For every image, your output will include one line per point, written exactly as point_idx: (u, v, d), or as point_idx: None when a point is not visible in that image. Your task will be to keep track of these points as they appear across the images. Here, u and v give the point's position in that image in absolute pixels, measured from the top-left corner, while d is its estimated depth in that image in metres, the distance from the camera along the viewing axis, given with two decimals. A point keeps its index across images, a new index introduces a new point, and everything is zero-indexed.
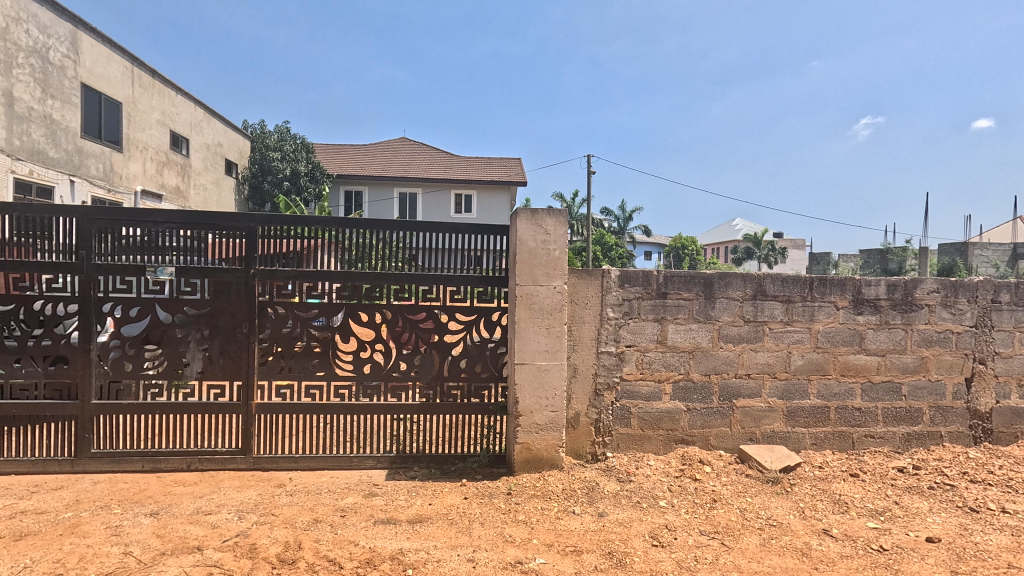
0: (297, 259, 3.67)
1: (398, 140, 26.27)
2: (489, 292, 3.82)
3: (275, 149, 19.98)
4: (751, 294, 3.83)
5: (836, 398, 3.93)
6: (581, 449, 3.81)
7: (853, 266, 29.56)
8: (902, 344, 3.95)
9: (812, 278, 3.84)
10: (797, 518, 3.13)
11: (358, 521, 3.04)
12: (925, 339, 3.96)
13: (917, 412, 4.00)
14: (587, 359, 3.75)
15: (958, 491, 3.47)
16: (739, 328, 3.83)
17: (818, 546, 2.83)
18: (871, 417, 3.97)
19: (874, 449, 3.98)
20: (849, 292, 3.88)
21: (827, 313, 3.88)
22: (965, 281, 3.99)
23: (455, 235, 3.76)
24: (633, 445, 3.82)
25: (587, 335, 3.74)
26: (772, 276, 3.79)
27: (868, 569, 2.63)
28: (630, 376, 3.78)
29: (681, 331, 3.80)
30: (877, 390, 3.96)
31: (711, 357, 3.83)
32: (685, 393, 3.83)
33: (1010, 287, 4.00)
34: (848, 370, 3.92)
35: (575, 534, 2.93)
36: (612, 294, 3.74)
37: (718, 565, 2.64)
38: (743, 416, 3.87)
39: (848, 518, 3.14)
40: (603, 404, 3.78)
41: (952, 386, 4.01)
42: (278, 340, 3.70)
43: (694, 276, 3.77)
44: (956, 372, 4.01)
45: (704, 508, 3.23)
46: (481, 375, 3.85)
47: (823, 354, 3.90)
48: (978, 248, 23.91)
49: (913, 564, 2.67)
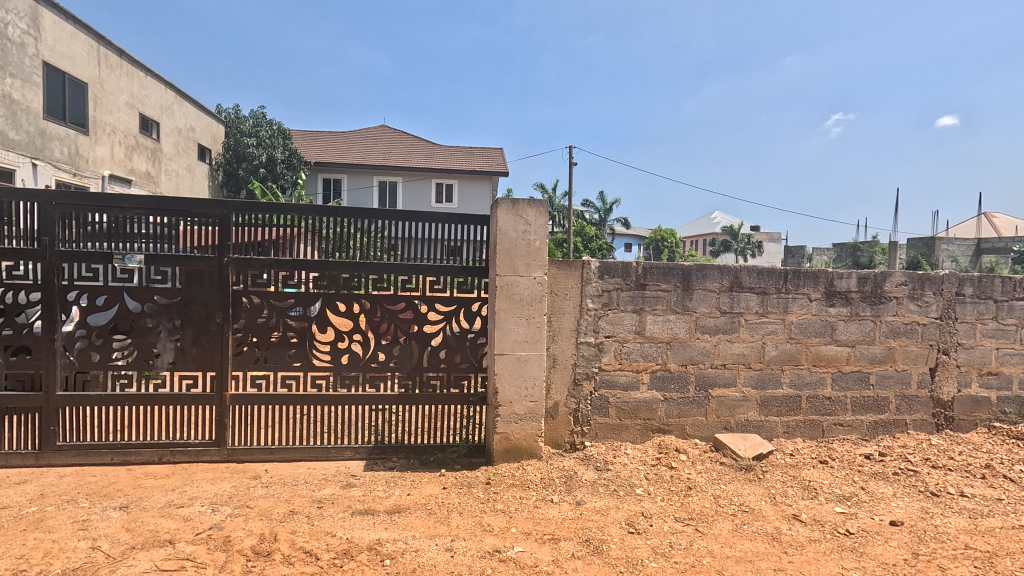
0: (273, 248, 3.60)
1: (378, 128, 25.91)
2: (469, 283, 3.80)
3: (250, 135, 19.54)
4: (728, 286, 3.89)
5: (807, 387, 4.04)
6: (560, 439, 3.83)
7: (826, 259, 30.26)
8: (871, 336, 4.07)
9: (786, 270, 3.92)
10: (768, 504, 3.21)
11: (335, 512, 3.02)
12: (892, 331, 4.09)
13: (884, 401, 4.14)
14: (567, 350, 3.77)
15: (921, 476, 3.60)
16: (716, 319, 3.89)
17: (788, 531, 2.91)
18: (840, 406, 4.08)
19: (843, 437, 4.10)
20: (822, 284, 3.98)
21: (801, 305, 3.98)
22: (932, 274, 4.12)
23: (435, 225, 3.73)
24: (611, 435, 3.87)
25: (567, 325, 3.76)
26: (747, 268, 3.87)
27: (834, 552, 2.72)
28: (609, 366, 3.82)
29: (660, 322, 3.84)
30: (846, 379, 4.08)
31: (688, 348, 3.88)
32: (663, 382, 3.88)
33: (973, 280, 4.15)
34: (819, 360, 4.03)
35: (553, 522, 2.96)
36: (591, 285, 3.76)
37: (693, 551, 2.70)
38: (718, 405, 3.95)
39: (817, 503, 3.24)
40: (582, 393, 3.81)
41: (917, 375, 4.15)
42: (253, 330, 3.62)
43: (672, 267, 3.82)
44: (921, 362, 4.14)
45: (680, 496, 3.29)
46: (461, 366, 3.84)
47: (796, 344, 3.99)
48: (944, 243, 24.68)
49: (877, 546, 2.77)
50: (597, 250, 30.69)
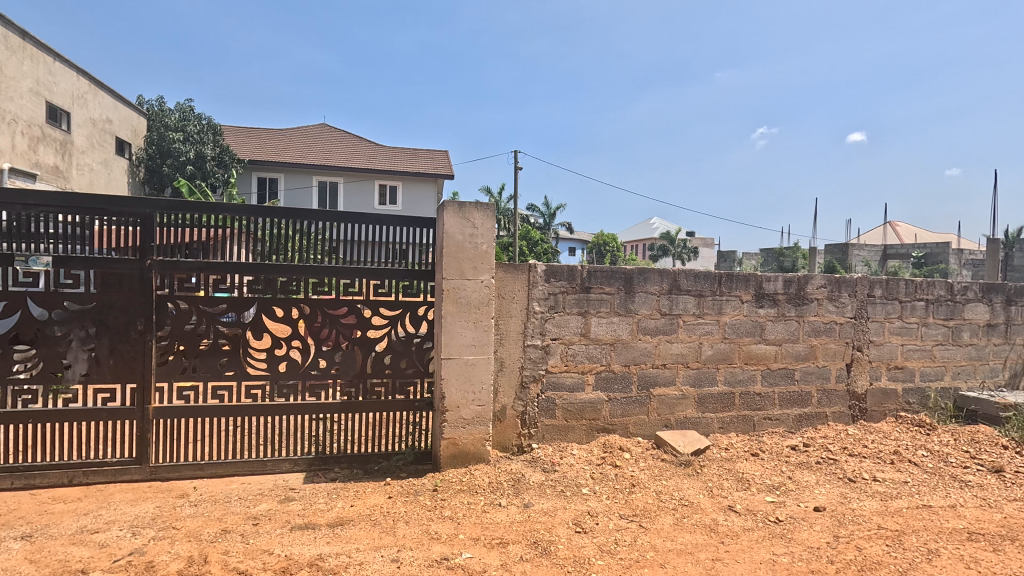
0: (203, 250, 3.38)
1: (317, 127, 25.04)
2: (415, 287, 3.73)
3: (177, 130, 18.33)
4: (667, 289, 4.05)
5: (740, 384, 4.27)
6: (507, 442, 3.83)
7: (755, 264, 32.19)
8: (795, 334, 4.36)
9: (720, 273, 4.14)
10: (706, 497, 3.36)
11: (273, 529, 2.87)
12: (814, 330, 4.41)
13: (807, 395, 4.44)
14: (514, 352, 3.79)
15: (840, 464, 3.90)
16: (656, 321, 4.04)
17: (724, 521, 3.06)
18: (769, 401, 4.35)
19: (772, 430, 4.36)
20: (752, 287, 4.23)
21: (733, 307, 4.21)
22: (847, 277, 4.48)
23: (379, 227, 3.64)
24: (557, 436, 3.92)
25: (514, 328, 3.78)
26: (685, 272, 4.05)
27: (766, 539, 2.88)
28: (555, 368, 3.87)
29: (604, 324, 3.94)
30: (774, 376, 4.35)
31: (631, 348, 4.01)
32: (607, 383, 3.98)
33: (882, 283, 4.55)
34: (750, 359, 4.27)
35: (501, 526, 2.96)
36: (538, 288, 3.80)
37: (637, 546, 2.77)
38: (659, 403, 4.10)
39: (749, 494, 3.42)
40: (529, 396, 3.83)
41: (835, 370, 4.50)
42: (180, 338, 3.38)
43: (615, 271, 3.93)
44: (839, 358, 4.49)
45: (624, 493, 3.37)
46: (407, 371, 3.76)
47: (729, 344, 4.21)
48: (857, 249, 26.82)
49: (803, 532, 2.96)
50: (543, 255, 31.04)
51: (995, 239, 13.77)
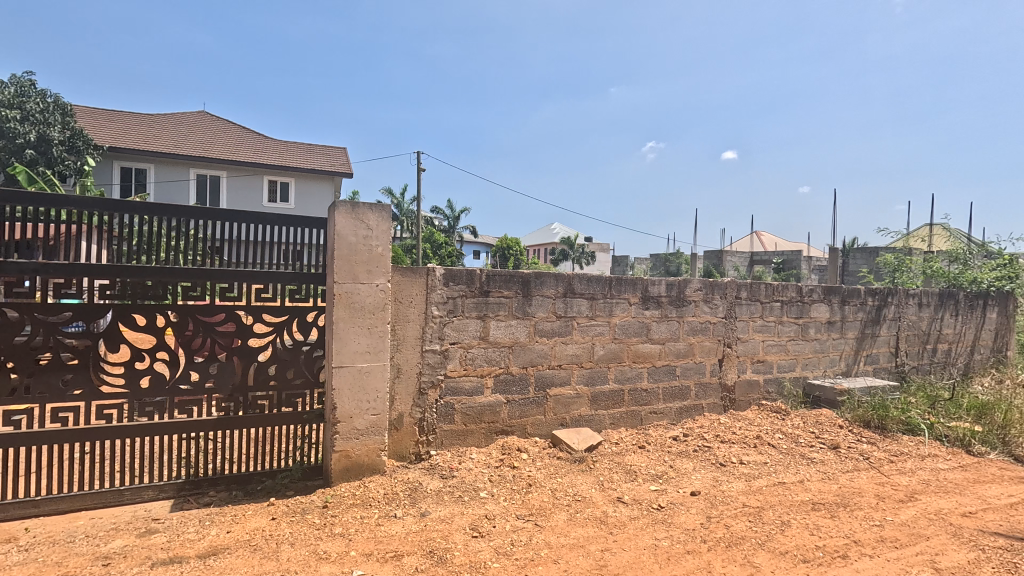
0: (42, 249, 2.89)
1: (196, 115, 22.72)
2: (304, 291, 3.50)
3: (13, 107, 15.62)
4: (562, 292, 4.21)
5: (629, 381, 4.55)
6: (404, 450, 3.72)
7: (646, 268, 34.64)
8: (676, 333, 4.75)
9: (611, 277, 4.38)
10: (597, 491, 3.52)
11: (129, 567, 2.52)
12: (692, 329, 4.83)
13: (686, 389, 4.85)
14: (411, 358, 3.70)
15: (713, 450, 4.30)
16: (552, 323, 4.17)
17: (613, 513, 3.23)
18: (654, 396, 4.68)
19: (657, 423, 4.70)
20: (639, 290, 4.54)
21: (622, 309, 4.48)
22: (719, 281, 4.97)
23: (262, 226, 3.37)
24: (456, 441, 3.89)
25: (411, 333, 3.69)
26: (579, 276, 4.23)
27: (649, 526, 3.09)
28: (454, 373, 3.84)
29: (502, 327, 3.99)
30: (658, 373, 4.69)
31: (528, 351, 4.10)
32: (505, 385, 4.03)
33: (747, 286, 5.11)
34: (637, 357, 4.57)
35: (396, 538, 2.86)
36: (436, 292, 3.74)
37: (532, 545, 2.83)
38: (555, 403, 4.23)
39: (636, 484, 3.65)
40: (427, 402, 3.76)
41: (710, 365, 4.96)
42: (8, 353, 2.86)
43: (513, 275, 4.00)
44: (713, 354, 4.96)
45: (521, 494, 3.43)
46: (295, 382, 3.52)
47: (619, 344, 4.48)
48: (730, 255, 29.92)
49: (682, 516, 3.22)
50: (448, 258, 30.83)
51: (835, 247, 16.15)
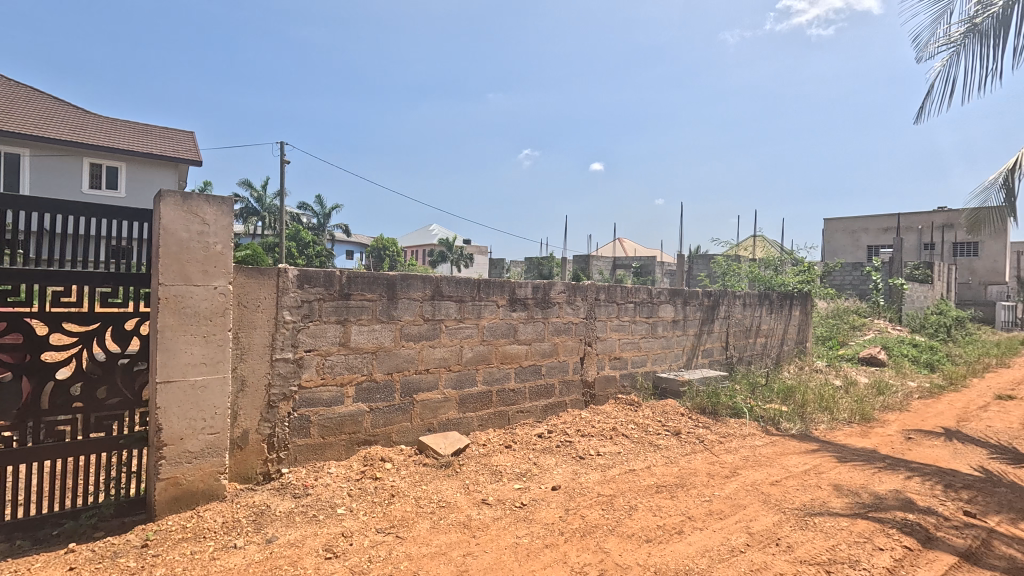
0: None
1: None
2: (122, 295, 2.97)
3: None
4: (429, 295, 4.14)
5: (496, 382, 4.61)
6: (250, 471, 3.35)
7: (521, 271, 35.85)
8: (542, 334, 4.94)
9: (479, 280, 4.41)
10: (462, 495, 3.50)
11: None
12: (556, 330, 5.06)
13: (551, 387, 5.06)
14: (259, 368, 3.34)
15: (574, 444, 4.54)
16: (419, 326, 4.07)
17: (477, 515, 3.24)
18: (521, 395, 4.81)
19: (523, 421, 4.83)
20: (506, 293, 4.64)
21: (490, 311, 4.53)
22: (581, 284, 5.28)
23: (62, 217, 2.81)
24: (312, 455, 3.60)
25: (259, 341, 3.33)
26: (446, 278, 4.19)
27: (511, 524, 3.14)
28: (310, 383, 3.56)
29: (365, 332, 3.79)
30: (525, 373, 4.83)
31: (393, 356, 3.95)
32: (368, 393, 3.84)
33: (606, 289, 5.50)
34: (505, 358, 4.66)
35: (234, 572, 2.55)
36: (289, 295, 3.43)
37: (391, 559, 2.71)
38: (422, 409, 4.14)
39: (501, 484, 3.71)
40: (278, 416, 3.43)
41: (572, 363, 5.24)
42: None
43: (377, 276, 3.83)
44: (575, 353, 5.25)
45: (383, 506, 3.28)
46: (107, 403, 2.96)
47: (487, 346, 4.52)
48: (597, 259, 32.21)
49: (542, 511, 3.33)
50: (318, 258, 28.89)
51: (682, 253, 18.23)
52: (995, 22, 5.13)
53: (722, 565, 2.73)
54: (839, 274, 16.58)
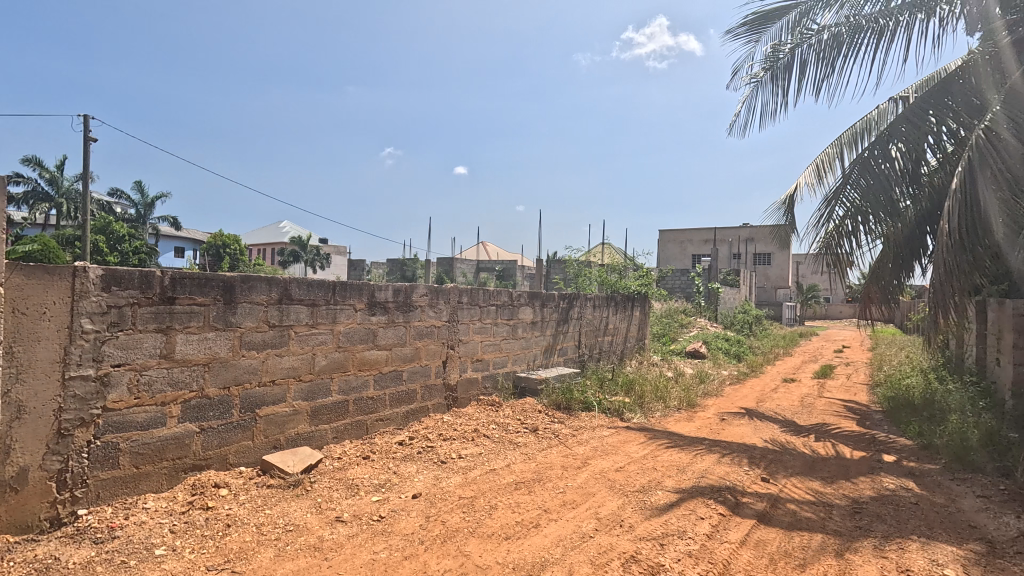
0: None
1: None
2: None
3: None
4: (276, 298, 3.76)
5: (353, 391, 4.36)
6: (29, 519, 2.68)
7: (383, 273, 34.65)
8: (403, 338, 4.80)
9: (334, 282, 4.14)
10: (313, 515, 3.23)
11: None
12: (418, 333, 4.96)
13: (413, 393, 4.94)
14: (44, 390, 2.70)
15: (436, 449, 4.48)
16: (263, 334, 3.68)
17: (330, 535, 3.00)
18: (380, 403, 4.61)
19: (382, 430, 4.64)
20: (365, 296, 4.41)
21: (347, 315, 4.27)
22: (444, 287, 5.26)
23: None
24: (122, 490, 3.01)
25: (45, 357, 2.70)
26: (296, 280, 3.85)
27: (368, 540, 2.98)
28: (119, 403, 2.98)
29: (195, 341, 3.31)
30: (385, 379, 4.65)
31: (231, 367, 3.50)
32: (199, 411, 3.35)
33: (468, 292, 5.55)
34: (363, 365, 4.43)
35: None
36: (90, 300, 2.85)
37: None
38: (267, 425, 3.73)
39: (357, 499, 3.50)
40: (73, 446, 2.81)
41: (434, 367, 5.17)
42: None
43: (211, 277, 3.37)
44: (437, 357, 5.20)
45: (215, 539, 2.87)
46: None
47: (343, 352, 4.25)
48: (461, 262, 32.49)
49: (402, 522, 3.21)
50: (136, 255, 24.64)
51: (540, 259, 19.24)
52: (781, 70, 6.32)
53: (574, 552, 2.91)
54: (671, 278, 18.91)
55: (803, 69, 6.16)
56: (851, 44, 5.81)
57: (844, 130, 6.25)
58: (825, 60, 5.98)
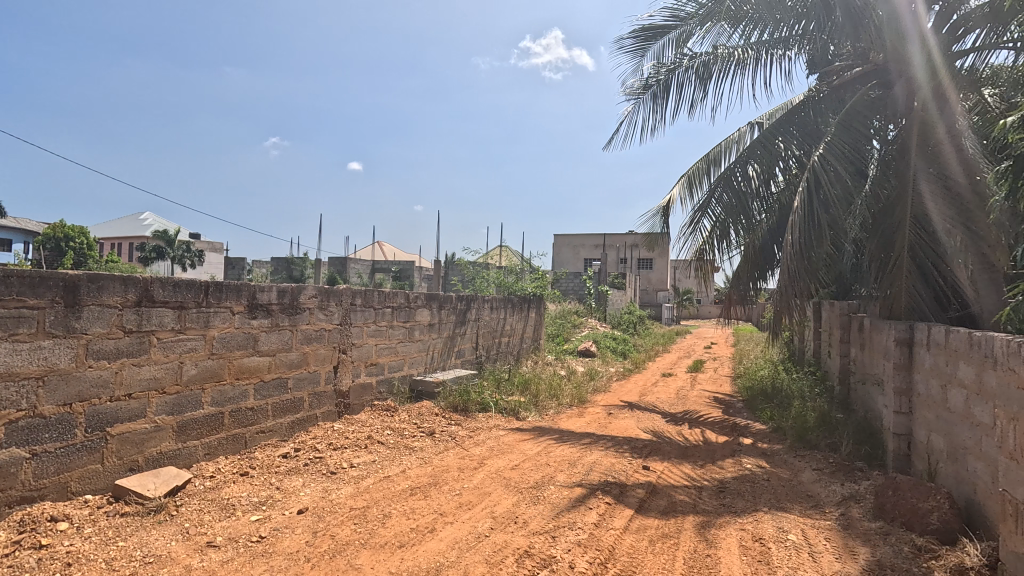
0: None
1: None
2: None
3: None
4: (134, 300, 3.32)
5: (229, 402, 3.97)
6: None
7: (266, 272, 32.03)
8: (288, 343, 4.47)
9: (207, 283, 3.75)
10: (179, 542, 2.88)
11: None
12: (306, 338, 4.65)
13: (299, 401, 4.62)
14: None
15: (325, 460, 4.23)
16: (116, 341, 3.22)
17: (200, 563, 2.71)
18: (261, 414, 4.25)
19: (264, 443, 4.28)
20: (244, 298, 4.05)
21: (223, 319, 3.89)
22: (334, 289, 5.00)
23: None
24: None
25: None
26: (160, 279, 3.43)
27: (246, 564, 2.73)
28: None
29: (25, 351, 2.81)
30: (267, 388, 4.30)
31: (74, 381, 3.02)
32: (29, 434, 2.83)
33: (362, 294, 5.34)
34: (242, 373, 4.06)
35: None
36: None
37: None
38: (120, 444, 3.26)
39: (234, 519, 3.19)
40: None
41: (324, 373, 4.89)
42: None
43: (47, 276, 2.89)
44: (327, 362, 4.92)
45: None
46: None
47: (217, 360, 3.86)
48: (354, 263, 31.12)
49: (286, 540, 2.99)
50: None
51: (437, 261, 19.06)
52: (661, 89, 6.92)
53: (469, 553, 2.91)
54: (565, 281, 19.78)
55: (679, 89, 6.80)
56: (718, 73, 6.57)
57: (711, 148, 7.01)
58: (698, 84, 6.68)
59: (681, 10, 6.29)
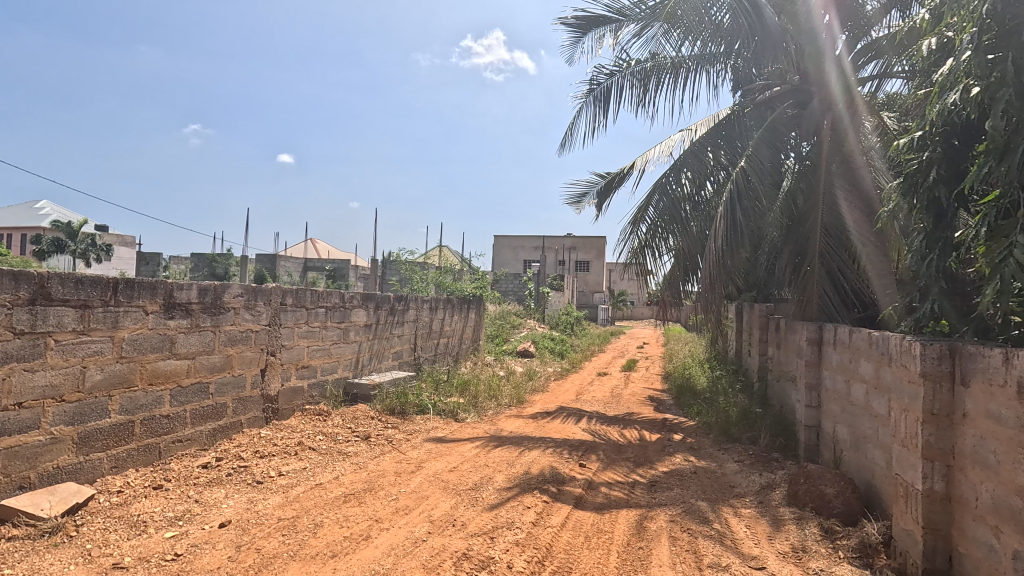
0: None
1: None
2: None
3: None
4: (29, 299, 2.98)
5: (141, 410, 3.65)
6: None
7: (185, 269, 29.76)
8: (210, 345, 4.18)
9: (116, 280, 3.43)
10: (79, 566, 2.61)
11: None
12: (230, 339, 4.37)
13: (221, 407, 4.32)
14: None
15: (250, 469, 3.98)
16: (5, 344, 2.87)
17: None
18: (178, 421, 3.94)
19: (181, 453, 3.96)
20: (160, 296, 3.74)
21: (134, 319, 3.57)
22: (263, 287, 4.72)
23: None
24: None
25: None
26: (60, 274, 3.10)
27: None
28: None
29: None
30: (185, 393, 3.99)
31: None
32: None
33: (293, 294, 5.09)
34: (156, 378, 3.74)
35: None
36: None
37: None
38: (9, 460, 2.90)
39: (144, 538, 2.93)
40: None
41: (249, 377, 4.61)
42: None
43: None
44: (254, 365, 4.64)
45: None
46: None
47: (128, 364, 3.54)
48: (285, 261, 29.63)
49: (205, 556, 2.79)
50: None
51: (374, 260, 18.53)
52: (604, 92, 7.13)
53: (406, 559, 2.85)
54: (504, 282, 19.86)
55: (619, 92, 7.03)
56: (655, 79, 6.85)
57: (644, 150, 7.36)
58: (637, 89, 6.94)
59: (622, 10, 6.50)
